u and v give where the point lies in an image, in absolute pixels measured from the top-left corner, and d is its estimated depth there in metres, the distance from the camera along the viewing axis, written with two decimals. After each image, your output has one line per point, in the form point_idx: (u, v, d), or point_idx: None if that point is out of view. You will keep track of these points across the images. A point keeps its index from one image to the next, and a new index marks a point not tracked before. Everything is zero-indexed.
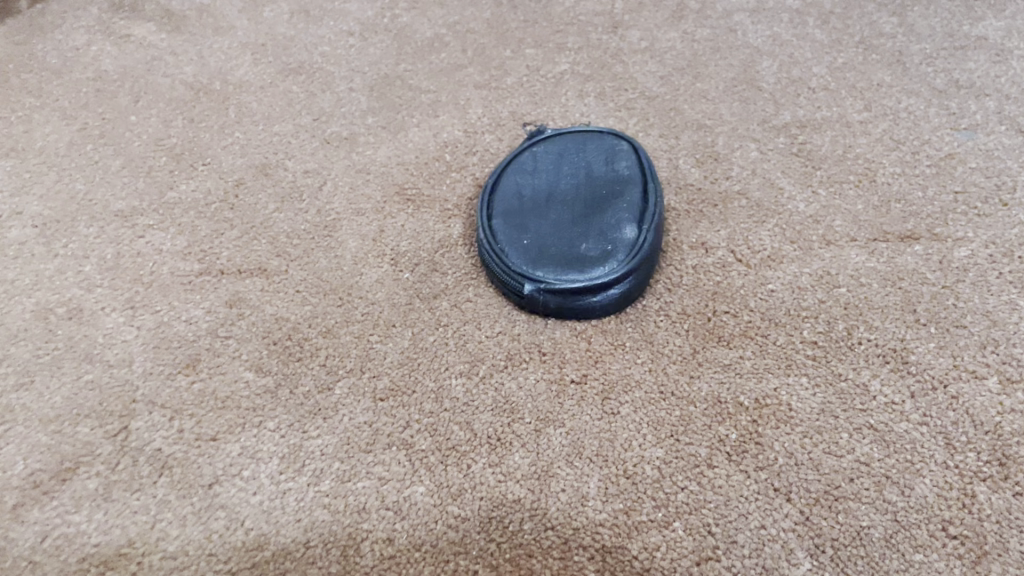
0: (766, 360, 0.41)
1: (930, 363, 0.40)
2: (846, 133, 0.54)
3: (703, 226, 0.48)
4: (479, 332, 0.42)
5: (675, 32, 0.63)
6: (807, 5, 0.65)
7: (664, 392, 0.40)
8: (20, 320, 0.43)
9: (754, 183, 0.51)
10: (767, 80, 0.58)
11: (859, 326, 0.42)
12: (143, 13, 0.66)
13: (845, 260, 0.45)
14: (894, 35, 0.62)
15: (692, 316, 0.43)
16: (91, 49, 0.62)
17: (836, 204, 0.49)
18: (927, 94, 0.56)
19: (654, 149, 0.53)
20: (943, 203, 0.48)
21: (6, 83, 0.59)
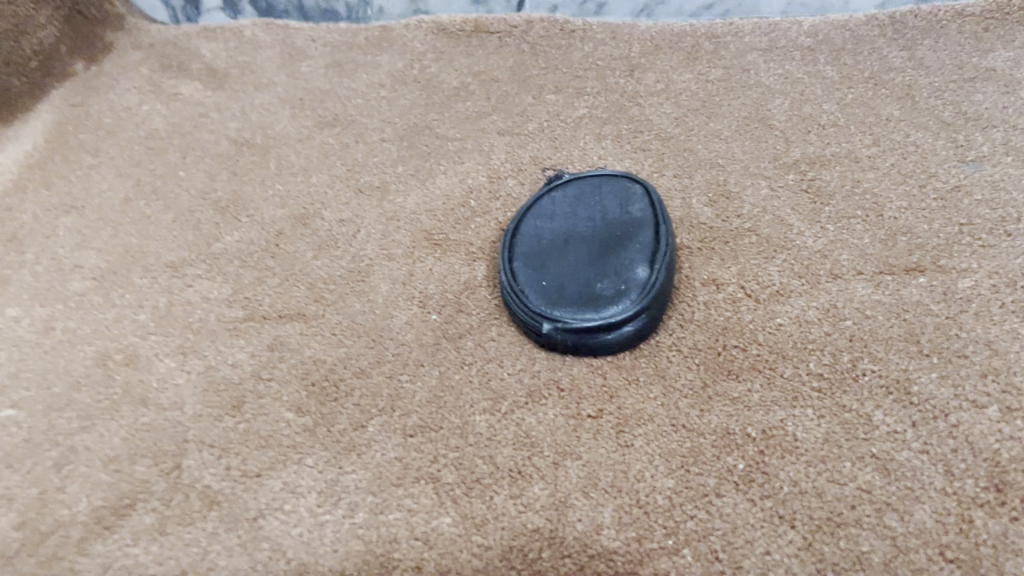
0: (773, 392, 0.43)
1: (932, 392, 0.42)
2: (854, 169, 0.56)
3: (714, 263, 0.50)
4: (501, 370, 0.45)
5: (690, 73, 0.66)
6: (818, 42, 0.68)
7: (675, 425, 0.42)
8: (81, 366, 0.47)
9: (764, 220, 0.53)
10: (779, 119, 0.61)
11: (863, 358, 0.44)
12: (189, 72, 0.71)
13: (852, 294, 0.47)
14: (903, 69, 0.64)
15: (703, 351, 0.45)
16: (142, 108, 0.67)
17: (843, 238, 0.51)
18: (935, 127, 0.58)
19: (669, 190, 0.56)
20: (948, 235, 0.50)
21: (65, 142, 0.64)
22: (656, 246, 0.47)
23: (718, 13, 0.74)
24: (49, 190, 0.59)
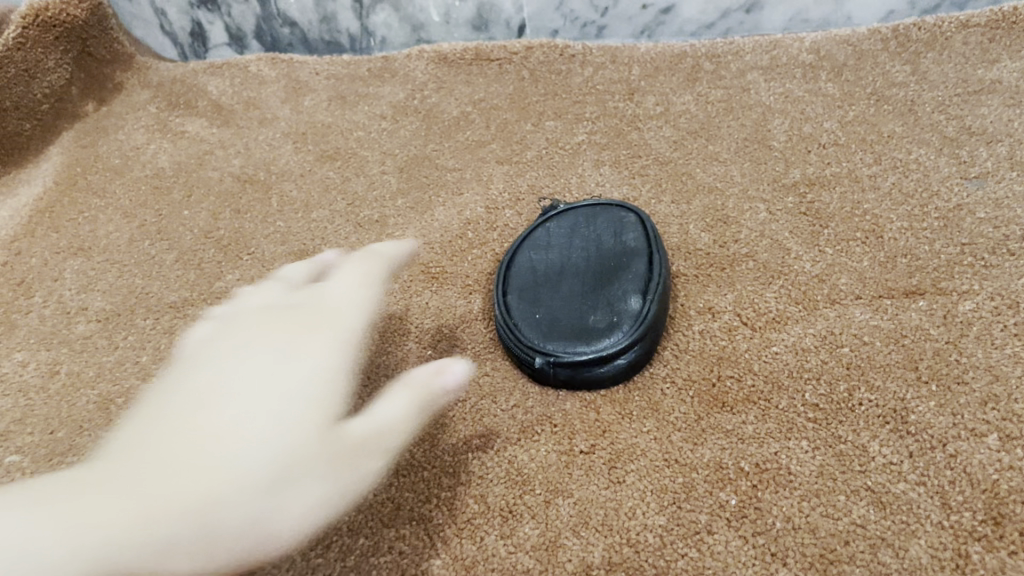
0: (768, 424, 0.42)
1: (930, 421, 0.41)
2: (855, 189, 0.55)
3: (710, 291, 0.50)
4: (495, 407, 0.45)
5: (690, 95, 0.66)
6: (820, 59, 0.67)
7: (668, 460, 0.42)
8: (84, 410, 0.48)
9: (762, 245, 0.52)
10: (778, 140, 0.60)
11: (860, 387, 0.43)
12: (196, 110, 0.72)
13: (850, 319, 0.47)
14: (907, 84, 0.63)
15: (697, 383, 0.45)
16: (150, 148, 0.68)
17: (842, 262, 0.50)
18: (938, 143, 0.57)
19: (666, 216, 0.56)
20: (949, 256, 0.49)
21: (75, 185, 0.65)
22: (650, 275, 0.47)
23: (720, 31, 0.74)
24: (58, 233, 0.61)
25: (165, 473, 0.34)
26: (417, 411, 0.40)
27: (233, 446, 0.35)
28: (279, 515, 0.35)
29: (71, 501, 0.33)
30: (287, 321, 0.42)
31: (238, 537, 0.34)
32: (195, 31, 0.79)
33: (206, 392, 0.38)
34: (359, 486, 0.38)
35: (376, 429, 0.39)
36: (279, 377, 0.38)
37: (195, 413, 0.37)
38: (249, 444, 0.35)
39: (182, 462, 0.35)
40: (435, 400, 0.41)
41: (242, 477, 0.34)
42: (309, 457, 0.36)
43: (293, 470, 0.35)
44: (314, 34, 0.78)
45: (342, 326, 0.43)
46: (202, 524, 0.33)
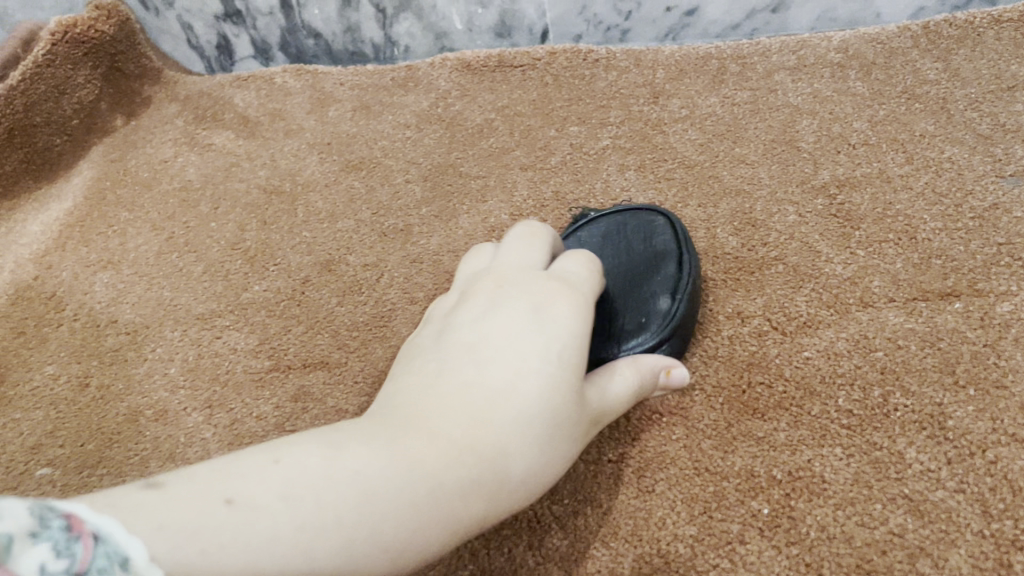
0: (801, 431, 0.41)
1: (968, 427, 0.40)
2: (886, 190, 0.54)
3: (740, 295, 0.49)
4: None
5: (716, 97, 0.65)
6: (849, 58, 0.66)
7: (698, 469, 0.41)
8: (114, 422, 0.48)
9: (792, 248, 0.51)
10: (807, 141, 0.59)
11: (895, 392, 0.42)
12: (223, 122, 0.72)
13: (883, 323, 0.46)
14: (938, 81, 0.62)
15: (727, 389, 0.44)
16: (178, 161, 0.69)
17: (874, 264, 0.49)
18: (972, 141, 0.56)
19: (693, 220, 0.55)
20: (985, 256, 0.48)
21: (104, 198, 0.66)
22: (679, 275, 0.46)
23: (745, 32, 0.73)
24: (88, 247, 0.61)
25: (447, 442, 0.29)
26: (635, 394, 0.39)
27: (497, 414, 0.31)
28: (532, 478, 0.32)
29: (348, 458, 0.27)
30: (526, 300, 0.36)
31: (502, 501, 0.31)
32: (221, 44, 0.80)
33: (483, 352, 0.33)
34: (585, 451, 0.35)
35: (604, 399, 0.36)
36: (545, 340, 0.34)
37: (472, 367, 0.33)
38: (521, 406, 0.31)
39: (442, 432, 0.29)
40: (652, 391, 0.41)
41: (509, 449, 0.31)
42: (560, 419, 0.33)
43: (546, 430, 0.32)
44: (338, 44, 0.78)
45: (576, 293, 0.37)
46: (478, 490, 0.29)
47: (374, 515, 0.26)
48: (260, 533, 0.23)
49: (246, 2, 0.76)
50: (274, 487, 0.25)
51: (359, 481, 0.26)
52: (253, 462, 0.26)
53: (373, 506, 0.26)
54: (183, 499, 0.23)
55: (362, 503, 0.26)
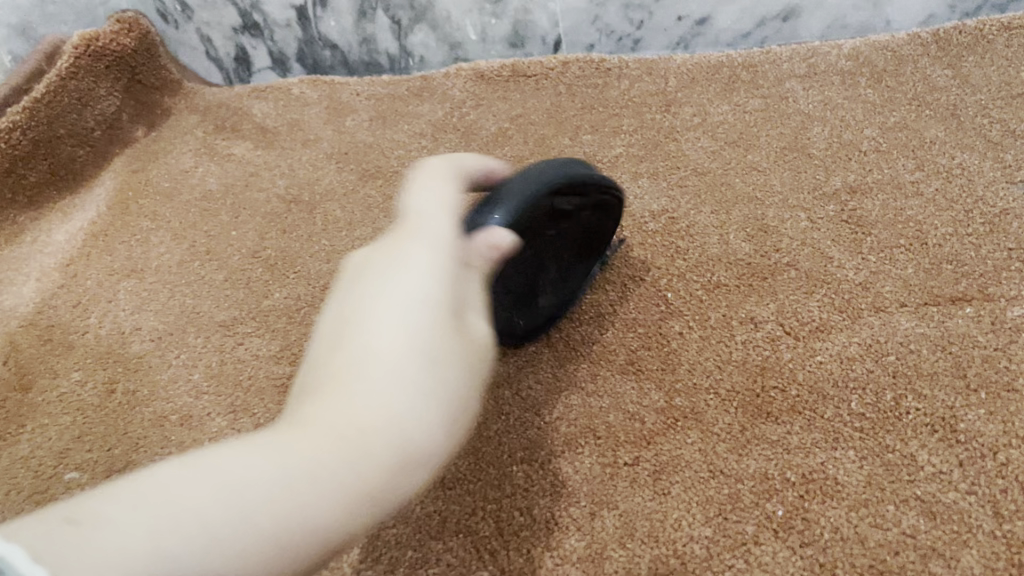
0: (814, 435, 0.42)
1: (979, 430, 0.41)
2: (897, 196, 0.55)
3: (752, 300, 0.50)
4: (539, 419, 0.45)
5: (727, 105, 0.66)
6: (859, 65, 0.67)
7: (713, 471, 0.41)
8: (140, 428, 0.49)
9: (804, 254, 0.52)
10: (818, 147, 0.60)
11: (906, 396, 0.43)
12: (242, 132, 0.74)
13: (895, 327, 0.46)
14: (949, 88, 0.63)
15: (741, 393, 0.45)
16: (198, 171, 0.70)
17: (886, 269, 0.50)
18: (982, 147, 0.57)
19: (706, 227, 0.56)
20: (996, 261, 0.49)
21: (127, 208, 0.67)
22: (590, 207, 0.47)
23: (756, 40, 0.74)
24: (111, 256, 0.63)
25: (325, 428, 0.27)
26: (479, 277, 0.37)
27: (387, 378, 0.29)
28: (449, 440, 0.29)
29: (224, 462, 0.26)
30: (399, 253, 0.34)
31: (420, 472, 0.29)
32: (239, 56, 0.81)
33: (358, 309, 0.31)
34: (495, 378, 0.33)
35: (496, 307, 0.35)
36: (425, 291, 0.31)
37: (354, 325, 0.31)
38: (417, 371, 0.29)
39: (325, 413, 0.28)
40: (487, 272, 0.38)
41: (410, 409, 0.28)
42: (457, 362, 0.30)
43: (446, 375, 0.30)
44: (354, 55, 0.80)
45: (438, 234, 0.35)
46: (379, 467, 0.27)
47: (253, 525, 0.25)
48: (123, 560, 0.22)
49: (263, 14, 0.77)
50: (137, 508, 0.24)
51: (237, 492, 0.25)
52: (122, 483, 0.25)
53: (251, 523, 0.25)
54: (45, 541, 0.22)
55: (231, 517, 0.24)
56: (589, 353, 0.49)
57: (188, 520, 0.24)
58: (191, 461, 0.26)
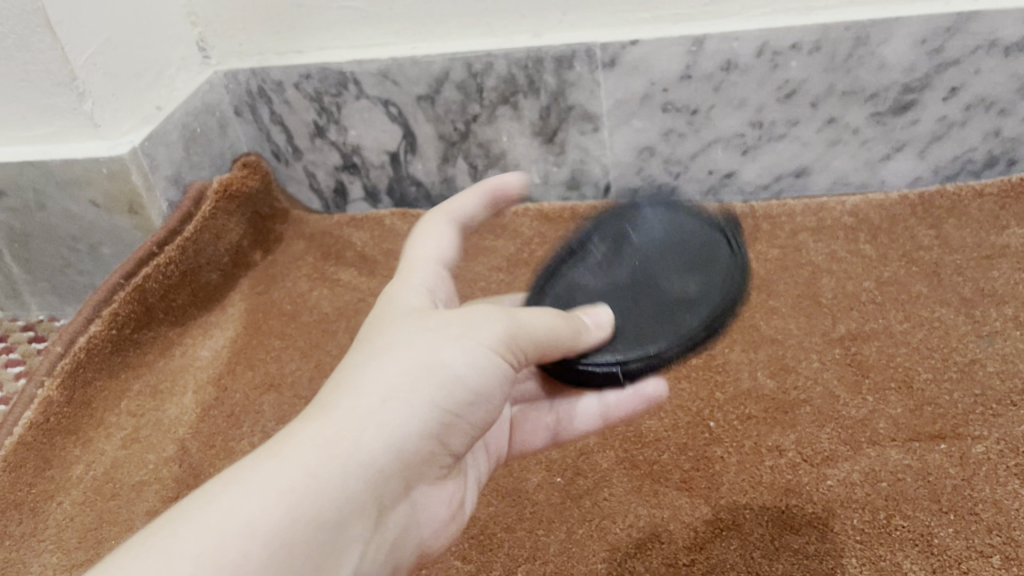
0: (827, 544, 0.56)
1: (950, 545, 0.54)
2: (889, 343, 0.69)
3: (777, 431, 0.64)
4: (615, 526, 0.59)
5: (751, 252, 0.81)
6: (859, 221, 0.82)
7: (751, 571, 0.55)
8: None
9: (816, 391, 0.67)
10: (827, 296, 0.75)
11: (895, 516, 0.57)
12: (346, 260, 0.90)
13: (886, 459, 0.60)
14: (931, 247, 0.78)
15: (771, 509, 0.58)
16: (313, 295, 0.86)
17: (881, 408, 0.64)
18: (957, 302, 0.72)
19: (739, 363, 0.70)
20: (965, 403, 0.63)
21: (261, 327, 0.83)
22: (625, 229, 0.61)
23: (774, 192, 0.89)
24: (252, 371, 0.78)
25: (313, 450, 0.39)
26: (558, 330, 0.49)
27: (345, 403, 0.42)
28: (402, 434, 0.42)
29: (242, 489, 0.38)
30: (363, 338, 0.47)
31: (381, 461, 0.41)
32: (338, 189, 0.97)
33: (340, 381, 0.43)
34: (467, 399, 0.45)
35: (485, 314, 0.47)
36: (380, 356, 0.44)
37: (338, 389, 0.43)
38: (366, 384, 0.42)
39: (297, 437, 0.40)
40: (593, 340, 0.51)
41: (369, 427, 0.41)
42: (411, 389, 0.43)
43: (399, 403, 0.42)
44: (435, 192, 0.95)
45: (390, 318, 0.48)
46: (344, 462, 0.40)
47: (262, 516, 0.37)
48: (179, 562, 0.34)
49: (362, 157, 0.94)
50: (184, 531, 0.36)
51: (251, 504, 0.37)
52: (177, 514, 0.37)
53: (253, 514, 0.36)
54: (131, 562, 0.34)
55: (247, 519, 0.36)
56: (651, 470, 0.63)
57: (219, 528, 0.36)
58: (219, 489, 0.37)
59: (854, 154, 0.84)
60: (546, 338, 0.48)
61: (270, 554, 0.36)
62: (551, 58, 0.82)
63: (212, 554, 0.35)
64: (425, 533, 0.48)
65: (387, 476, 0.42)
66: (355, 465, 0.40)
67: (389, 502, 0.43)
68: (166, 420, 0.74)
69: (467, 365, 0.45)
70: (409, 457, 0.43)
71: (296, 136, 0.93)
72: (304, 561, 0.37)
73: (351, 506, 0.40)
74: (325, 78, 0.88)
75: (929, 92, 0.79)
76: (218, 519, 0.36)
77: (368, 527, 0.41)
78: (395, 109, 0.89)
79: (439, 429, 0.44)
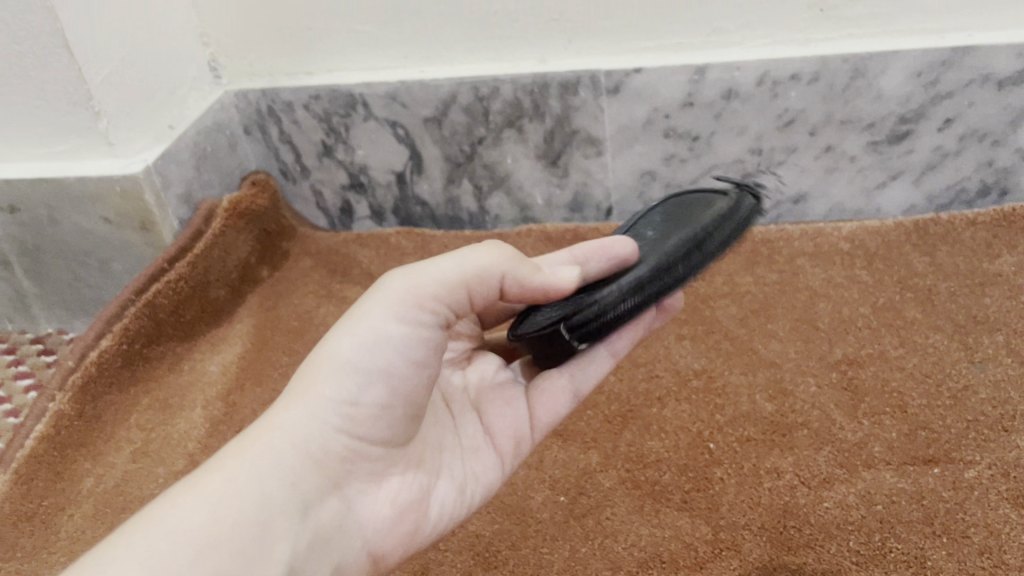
0: (823, 565, 0.57)
1: (943, 567, 0.56)
2: (885, 368, 0.71)
3: (776, 453, 0.66)
4: (617, 544, 0.61)
5: (751, 276, 0.84)
6: (856, 247, 0.84)
7: None
8: None
9: (814, 414, 0.68)
10: (824, 320, 0.77)
11: (890, 538, 0.58)
12: (352, 277, 0.92)
13: (882, 482, 0.62)
14: (926, 274, 0.80)
15: (769, 530, 0.60)
16: (320, 313, 0.87)
17: (877, 432, 0.66)
18: (950, 329, 0.74)
19: (739, 386, 0.72)
20: (958, 429, 0.65)
21: (269, 344, 0.84)
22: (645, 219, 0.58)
23: (772, 217, 0.91)
24: (260, 387, 0.79)
25: (223, 458, 0.44)
26: (468, 266, 0.50)
27: (258, 421, 0.47)
28: (305, 429, 0.46)
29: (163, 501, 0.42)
30: None
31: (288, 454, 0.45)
32: (344, 207, 0.99)
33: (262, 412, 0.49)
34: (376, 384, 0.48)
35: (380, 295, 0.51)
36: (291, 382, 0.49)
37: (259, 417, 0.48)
38: (276, 401, 0.48)
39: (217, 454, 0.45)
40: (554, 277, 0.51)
41: (273, 431, 0.46)
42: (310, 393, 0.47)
43: (299, 408, 0.47)
44: (440, 211, 0.97)
45: None
46: (250, 458, 0.44)
47: (174, 511, 0.41)
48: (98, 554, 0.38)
49: (369, 177, 0.95)
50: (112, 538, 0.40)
51: (169, 505, 0.41)
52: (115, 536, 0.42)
53: (166, 511, 0.41)
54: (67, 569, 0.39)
55: (160, 515, 0.41)
56: (652, 491, 0.64)
57: (137, 528, 0.40)
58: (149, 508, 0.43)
59: (851, 182, 0.87)
60: (450, 283, 0.50)
61: (184, 538, 0.39)
62: (557, 84, 0.84)
63: (128, 544, 0.39)
64: (385, 533, 0.49)
65: (300, 468, 0.45)
66: (258, 449, 0.45)
67: (320, 498, 0.46)
68: (175, 434, 0.75)
69: (361, 342, 0.48)
70: (324, 451, 0.47)
71: (305, 155, 0.95)
72: (223, 542, 0.40)
73: (260, 485, 0.43)
74: (334, 100, 0.89)
75: (925, 123, 0.81)
76: (141, 520, 0.41)
77: (292, 504, 0.44)
78: (402, 131, 0.90)
79: (351, 420, 0.48)
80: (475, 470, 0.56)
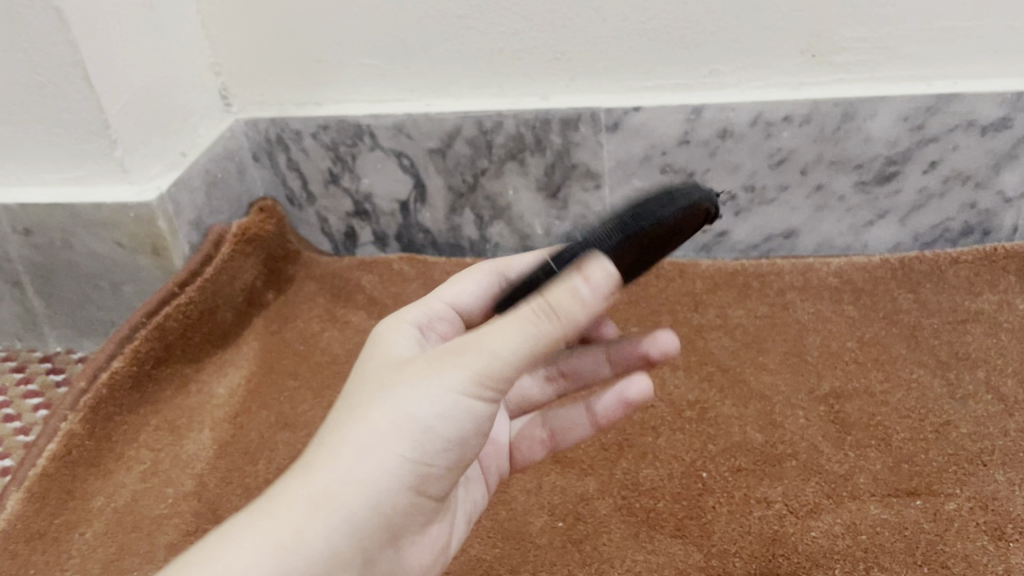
0: None
1: None
2: (870, 402, 0.74)
3: (766, 482, 0.69)
4: (613, 570, 0.63)
5: (742, 309, 0.87)
6: (843, 282, 0.88)
7: None
8: None
9: (802, 445, 0.71)
10: (812, 354, 0.80)
11: (874, 567, 0.61)
12: (356, 302, 0.94)
13: (867, 514, 0.65)
14: (910, 310, 0.83)
15: (759, 557, 0.62)
16: (323, 337, 0.90)
17: (862, 464, 0.69)
18: (933, 364, 0.77)
19: (730, 417, 0.75)
20: (940, 462, 0.68)
21: (275, 367, 0.86)
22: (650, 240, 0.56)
23: (763, 251, 0.94)
24: (266, 410, 0.82)
25: (291, 512, 0.43)
26: (528, 341, 0.45)
27: (321, 457, 0.45)
28: (374, 488, 0.45)
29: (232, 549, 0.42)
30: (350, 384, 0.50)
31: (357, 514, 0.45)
32: (348, 233, 1.02)
33: (320, 437, 0.47)
34: (443, 445, 0.47)
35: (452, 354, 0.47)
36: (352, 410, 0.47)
37: (319, 444, 0.46)
38: (342, 440, 0.45)
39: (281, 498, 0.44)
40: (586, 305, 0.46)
41: (341, 486, 0.44)
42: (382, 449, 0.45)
43: (368, 463, 0.45)
44: (442, 238, 0.99)
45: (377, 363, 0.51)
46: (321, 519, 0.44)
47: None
48: None
49: (373, 204, 0.98)
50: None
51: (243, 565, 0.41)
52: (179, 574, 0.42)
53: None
54: None
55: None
56: (647, 518, 0.67)
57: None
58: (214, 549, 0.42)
59: (840, 219, 0.90)
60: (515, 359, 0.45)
61: None
62: (558, 120, 0.87)
63: None
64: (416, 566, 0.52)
65: (366, 524, 0.45)
66: (332, 515, 0.44)
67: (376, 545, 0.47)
68: (184, 455, 0.77)
69: (434, 411, 0.46)
70: (389, 505, 0.47)
71: (311, 182, 0.97)
72: None
73: (336, 557, 0.44)
74: (342, 130, 0.92)
75: (910, 165, 0.85)
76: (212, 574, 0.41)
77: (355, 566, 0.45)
78: (407, 161, 0.93)
79: (416, 477, 0.47)
80: (474, 499, 0.61)
